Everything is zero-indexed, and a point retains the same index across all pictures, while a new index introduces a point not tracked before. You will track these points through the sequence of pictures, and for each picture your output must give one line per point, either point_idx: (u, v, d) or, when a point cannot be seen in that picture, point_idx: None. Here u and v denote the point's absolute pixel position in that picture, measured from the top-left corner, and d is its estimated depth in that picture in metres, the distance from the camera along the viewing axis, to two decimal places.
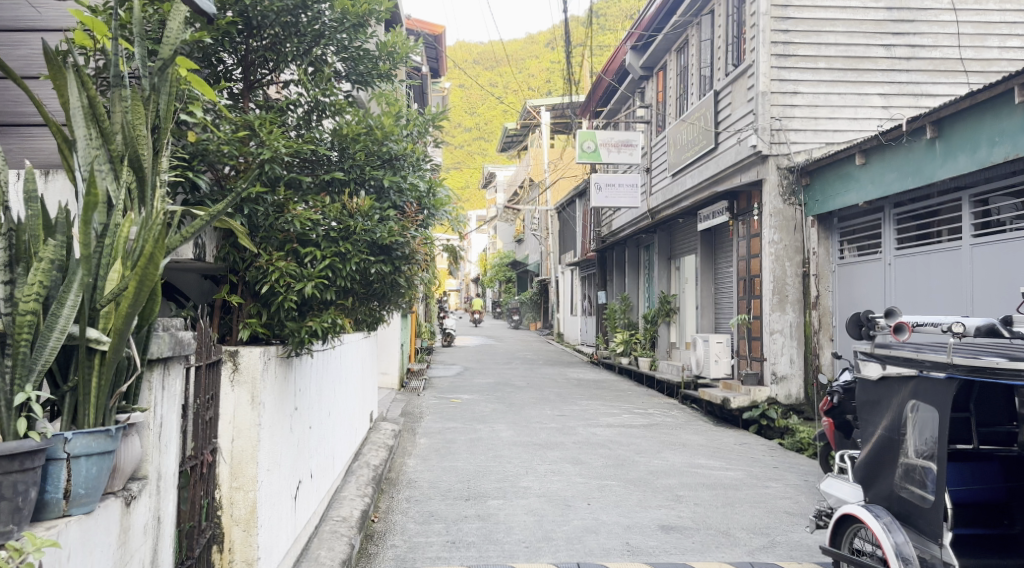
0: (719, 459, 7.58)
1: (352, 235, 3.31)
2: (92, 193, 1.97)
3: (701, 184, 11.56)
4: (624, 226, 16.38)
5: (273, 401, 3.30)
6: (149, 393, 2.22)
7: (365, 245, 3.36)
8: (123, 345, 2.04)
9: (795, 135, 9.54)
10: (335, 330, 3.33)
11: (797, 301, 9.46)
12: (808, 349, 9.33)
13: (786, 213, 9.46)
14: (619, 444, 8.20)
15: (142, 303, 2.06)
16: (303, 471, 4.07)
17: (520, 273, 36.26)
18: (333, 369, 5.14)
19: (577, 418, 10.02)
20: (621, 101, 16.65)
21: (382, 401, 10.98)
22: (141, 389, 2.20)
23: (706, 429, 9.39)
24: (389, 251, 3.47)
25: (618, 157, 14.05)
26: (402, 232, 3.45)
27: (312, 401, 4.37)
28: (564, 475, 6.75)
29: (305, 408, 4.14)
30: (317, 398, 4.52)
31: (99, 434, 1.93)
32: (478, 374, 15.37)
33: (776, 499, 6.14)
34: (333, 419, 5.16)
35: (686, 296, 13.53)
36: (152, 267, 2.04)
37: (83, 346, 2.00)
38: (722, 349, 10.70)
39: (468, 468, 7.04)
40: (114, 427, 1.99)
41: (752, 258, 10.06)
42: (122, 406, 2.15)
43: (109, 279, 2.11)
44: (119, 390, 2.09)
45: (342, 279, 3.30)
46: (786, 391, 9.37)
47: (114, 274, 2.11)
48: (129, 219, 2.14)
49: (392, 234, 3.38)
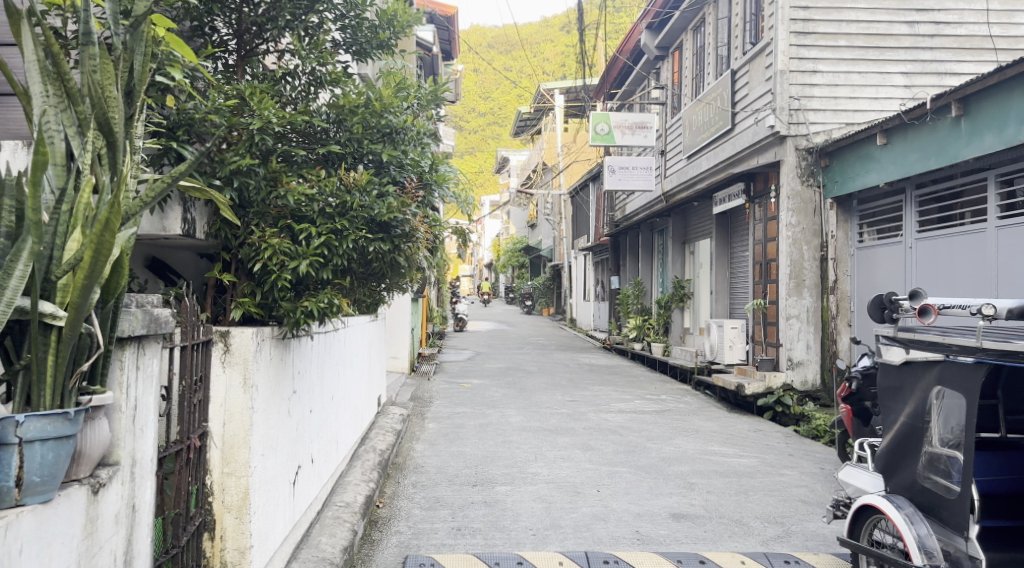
0: (733, 446, 7.41)
1: (350, 212, 3.17)
2: (41, 151, 1.88)
3: (717, 166, 11.34)
4: (638, 209, 16.15)
5: (267, 383, 3.17)
6: (119, 372, 2.09)
7: (363, 222, 3.22)
8: (81, 321, 1.91)
9: (815, 115, 9.29)
10: (332, 310, 3.20)
11: (814, 286, 9.30)
12: (826, 335, 9.16)
13: (804, 195, 9.28)
14: (631, 430, 8.05)
15: (101, 274, 1.93)
16: (303, 455, 3.96)
17: (534, 258, 36.08)
18: (337, 352, 5.02)
19: (588, 403, 9.88)
20: (636, 82, 16.35)
21: (391, 385, 10.88)
22: (110, 368, 2.06)
23: (720, 415, 9.23)
24: (388, 229, 3.33)
25: (633, 139, 13.86)
26: (401, 209, 3.31)
27: (314, 383, 4.26)
28: (573, 461, 6.61)
29: (306, 391, 4.02)
30: (318, 380, 4.38)
31: (56, 417, 1.80)
32: (490, 359, 15.26)
33: (791, 488, 5.98)
34: (337, 402, 5.07)
35: (701, 280, 13.34)
36: (109, 235, 1.91)
37: (37, 321, 1.88)
38: (736, 334, 10.52)
39: (477, 453, 6.92)
40: (74, 409, 1.86)
41: (769, 242, 9.83)
42: (85, 387, 2.01)
43: (67, 248, 2.01)
44: (80, 369, 1.96)
45: (339, 258, 3.16)
46: (802, 377, 9.24)
47: (73, 243, 2.00)
48: (90, 184, 2.04)
49: (391, 211, 3.24)
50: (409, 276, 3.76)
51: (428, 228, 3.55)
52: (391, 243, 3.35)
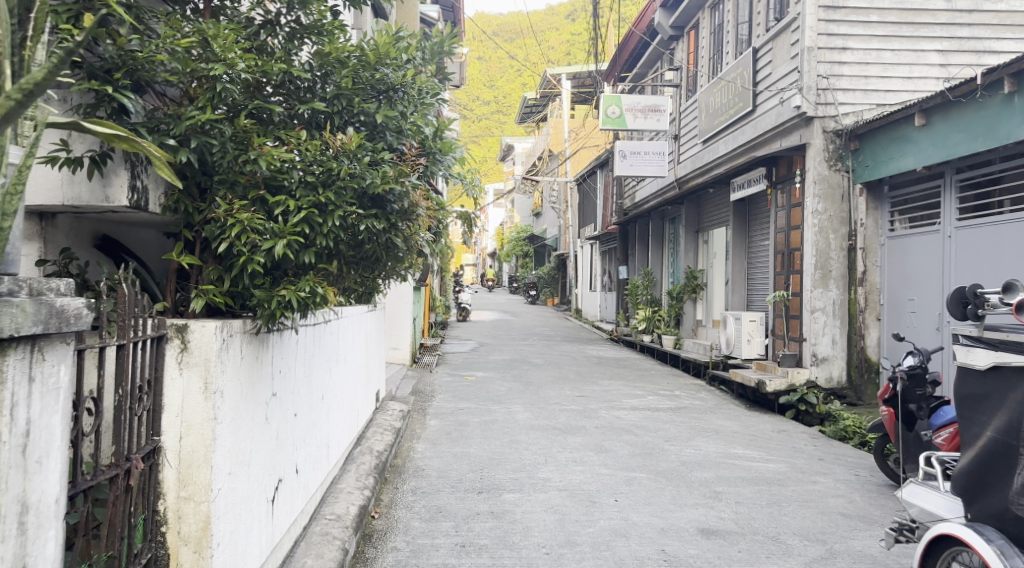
0: (758, 449, 6.88)
1: (337, 182, 2.63)
2: None
3: (736, 151, 10.78)
4: (649, 196, 15.59)
5: (234, 387, 2.63)
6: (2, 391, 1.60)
7: (353, 195, 2.68)
8: None
9: (844, 96, 8.73)
10: (316, 302, 2.66)
11: (841, 277, 8.75)
12: (853, 330, 8.71)
13: (831, 180, 8.72)
14: (647, 430, 7.52)
15: None
16: (286, 467, 3.44)
17: (538, 247, 35.51)
18: (327, 347, 4.49)
19: (598, 399, 9.34)
20: (649, 65, 15.77)
21: (391, 377, 10.36)
22: None
23: (739, 413, 8.69)
24: (382, 204, 2.80)
25: (645, 123, 13.30)
26: (398, 179, 2.79)
27: (300, 384, 3.74)
28: (587, 465, 6.08)
29: (290, 393, 3.50)
30: (305, 380, 3.86)
31: None
32: (494, 350, 14.75)
33: (827, 498, 5.46)
34: (328, 402, 4.55)
35: (715, 270, 12.78)
36: None
37: None
38: (755, 328, 9.97)
39: (482, 455, 6.39)
40: None
41: (793, 230, 9.27)
42: None
43: None
44: None
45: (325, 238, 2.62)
46: (827, 374, 8.71)
47: None
48: None
49: (386, 181, 2.72)
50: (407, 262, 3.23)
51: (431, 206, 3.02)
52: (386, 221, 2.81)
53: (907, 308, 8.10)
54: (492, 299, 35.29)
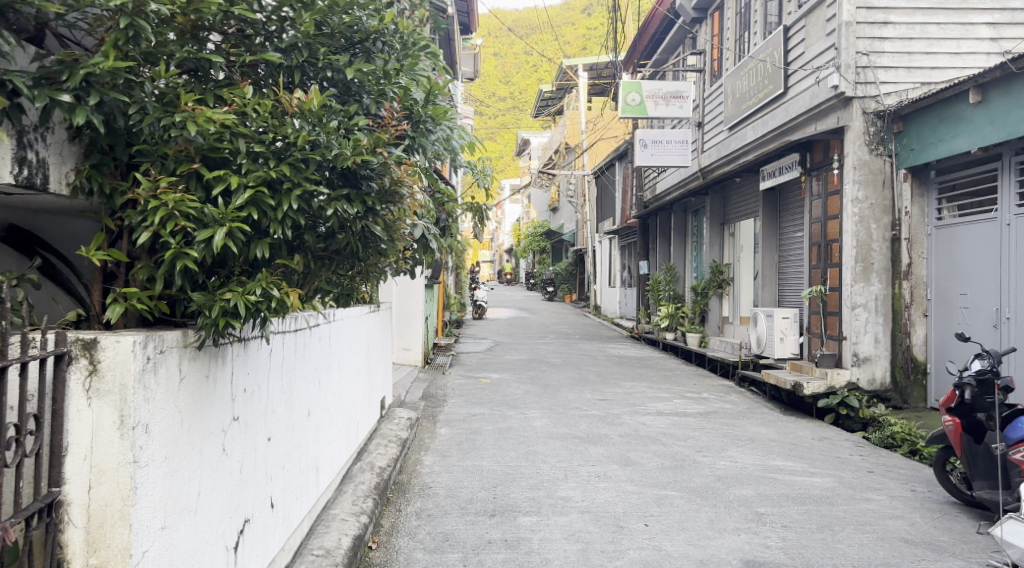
0: (800, 461, 6.25)
1: (292, 154, 2.16)
2: None
3: (766, 136, 10.15)
4: (671, 187, 14.94)
5: (168, 417, 2.06)
6: None
7: (314, 172, 2.22)
8: None
9: (885, 74, 8.07)
10: (275, 307, 2.13)
11: (884, 270, 8.10)
12: (897, 328, 8.05)
13: (872, 166, 8.05)
14: (676, 439, 6.91)
15: None
16: (257, 499, 2.91)
17: (556, 243, 34.83)
18: (315, 355, 3.92)
19: (622, 403, 8.72)
20: (670, 50, 15.08)
21: (401, 380, 9.78)
22: None
23: (774, 418, 8.04)
24: (354, 180, 2.35)
25: (667, 110, 12.65)
26: (374, 150, 2.34)
27: (277, 401, 3.20)
28: (611, 481, 5.48)
29: (263, 410, 2.98)
30: (285, 394, 3.34)
31: None
32: (511, 349, 14.14)
33: (886, 520, 4.83)
34: (317, 417, 3.98)
35: (743, 264, 12.12)
36: None
37: None
38: (789, 325, 9.37)
39: (496, 470, 5.81)
40: None
41: (830, 220, 8.61)
42: None
43: None
44: None
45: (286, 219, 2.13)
46: (870, 375, 8.08)
47: None
48: None
49: (359, 155, 2.26)
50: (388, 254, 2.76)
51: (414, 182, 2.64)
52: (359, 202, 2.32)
53: (958, 303, 7.44)
54: (509, 296, 34.78)
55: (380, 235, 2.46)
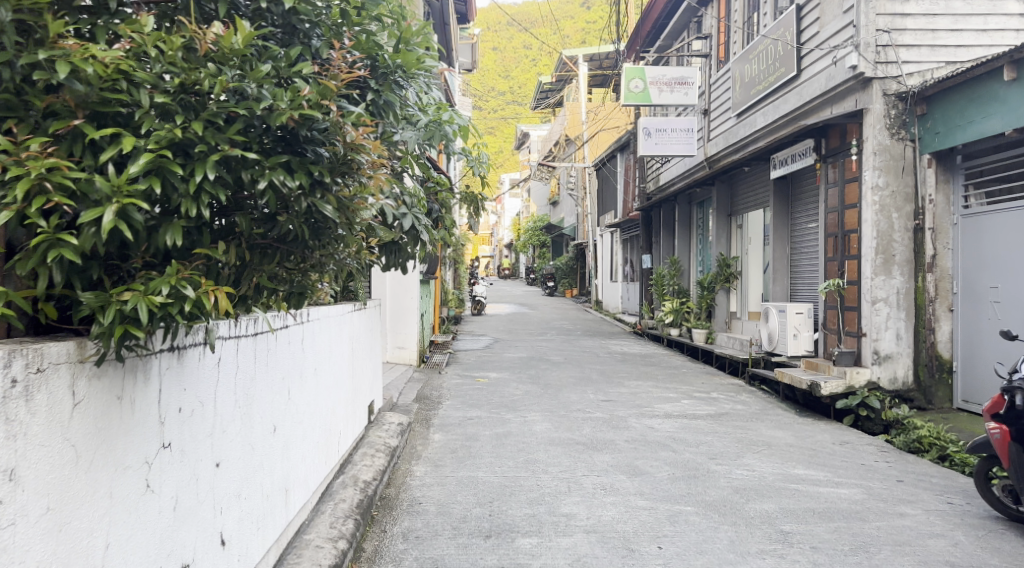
0: (824, 470, 5.76)
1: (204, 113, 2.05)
2: None
3: (777, 122, 9.66)
4: (675, 178, 14.45)
5: (49, 458, 1.63)
6: None
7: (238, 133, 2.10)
8: None
9: (908, 53, 7.58)
10: (194, 299, 1.70)
11: (906, 263, 7.60)
12: (921, 323, 7.56)
13: (893, 151, 7.56)
14: (688, 445, 6.42)
15: None
16: (205, 536, 2.45)
17: (556, 237, 34.31)
18: (283, 361, 3.42)
19: (627, 404, 8.24)
20: (673, 37, 14.55)
21: (394, 381, 9.29)
22: None
23: (790, 420, 7.55)
24: (297, 145, 2.27)
25: (671, 97, 12.17)
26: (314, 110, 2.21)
27: (233, 414, 2.73)
28: (619, 495, 4.99)
29: (214, 425, 2.52)
30: (245, 404, 2.87)
31: None
32: (510, 347, 13.64)
33: (926, 539, 4.33)
34: (288, 430, 3.50)
35: (752, 257, 11.63)
36: None
37: None
38: (803, 320, 8.88)
39: (492, 482, 5.32)
40: None
41: (847, 209, 8.13)
42: None
43: None
44: None
45: (213, 193, 2.00)
46: (891, 374, 7.58)
47: None
48: None
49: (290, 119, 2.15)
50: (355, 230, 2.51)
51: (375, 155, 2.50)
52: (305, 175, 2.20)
53: (987, 297, 6.94)
54: (509, 291, 34.30)
55: (329, 215, 2.29)
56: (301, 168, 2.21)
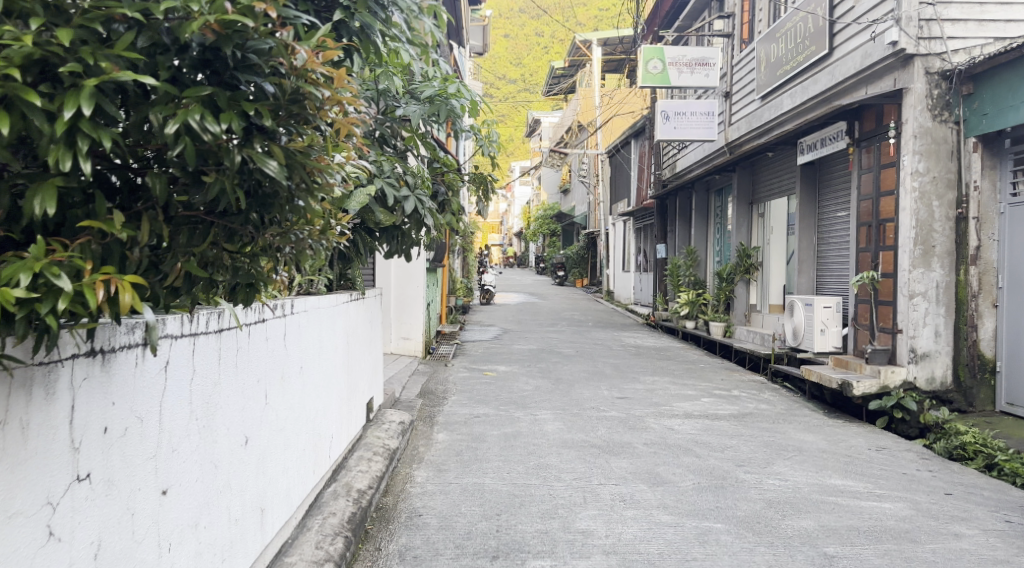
0: (863, 481, 5.26)
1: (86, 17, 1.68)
2: None
3: (805, 104, 9.15)
4: (693, 165, 13.92)
5: None
6: None
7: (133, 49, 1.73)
8: None
9: (953, 28, 7.05)
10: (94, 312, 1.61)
11: (947, 254, 7.05)
12: (961, 320, 7.00)
13: (935, 134, 7.01)
14: (712, 449, 5.92)
15: None
16: None
17: (567, 226, 33.77)
18: (257, 361, 2.93)
19: (644, 402, 7.75)
20: (693, 17, 13.98)
21: (397, 374, 8.82)
22: None
23: (819, 423, 7.05)
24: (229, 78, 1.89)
25: (691, 79, 11.66)
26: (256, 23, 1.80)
27: (187, 423, 2.28)
28: (641, 508, 4.51)
29: (157, 440, 2.06)
30: (203, 411, 2.40)
31: None
32: (519, 338, 13.16)
33: (990, 565, 3.83)
34: (264, 439, 3.02)
35: (775, 247, 11.10)
36: None
37: None
38: (831, 315, 8.40)
39: (500, 490, 4.84)
40: None
41: (883, 196, 7.60)
42: None
43: None
44: None
45: (92, 134, 1.66)
46: (929, 373, 7.05)
47: None
48: None
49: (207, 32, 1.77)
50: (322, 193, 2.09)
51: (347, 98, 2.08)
52: (228, 110, 1.82)
53: None
54: (518, 279, 33.87)
55: (272, 172, 1.87)
56: (225, 104, 1.83)
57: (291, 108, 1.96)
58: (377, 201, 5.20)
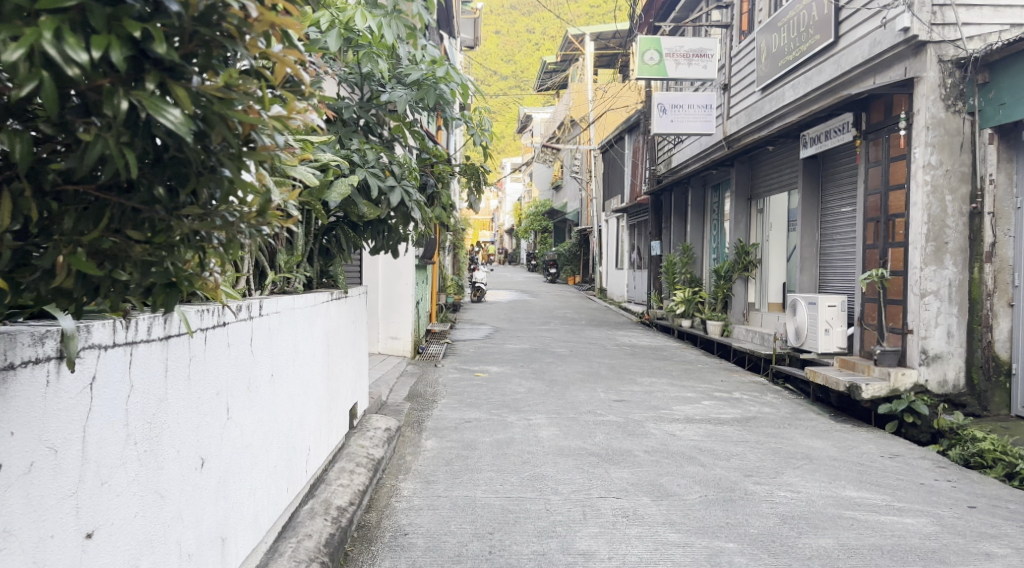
0: (880, 492, 4.93)
1: None
2: None
3: (809, 96, 8.84)
4: (689, 160, 13.60)
5: None
6: None
7: None
8: None
9: (968, 14, 6.73)
10: None
11: (960, 251, 6.73)
12: (975, 320, 6.69)
13: (948, 125, 6.71)
14: (717, 458, 5.58)
15: None
16: None
17: (559, 223, 33.47)
18: (215, 370, 2.56)
19: (642, 405, 7.41)
20: (690, 8, 13.63)
21: (385, 376, 8.45)
22: None
23: (826, 427, 6.73)
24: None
25: (689, 70, 11.32)
26: None
27: (125, 447, 1.92)
28: (644, 525, 4.17)
29: (79, 472, 1.72)
30: (147, 431, 2.05)
31: None
32: (511, 337, 12.82)
33: None
34: (225, 459, 2.66)
35: (775, 243, 10.78)
36: None
37: None
38: (836, 314, 8.08)
39: (493, 505, 4.48)
40: None
41: (892, 190, 7.28)
42: None
43: None
44: None
45: None
46: (940, 376, 6.73)
47: None
48: None
49: None
50: (252, 158, 1.70)
51: (285, 28, 1.67)
52: (105, 34, 1.44)
53: None
54: (509, 277, 33.58)
55: (172, 123, 1.49)
56: (103, 23, 1.44)
57: (200, 35, 1.57)
58: (361, 193, 4.83)
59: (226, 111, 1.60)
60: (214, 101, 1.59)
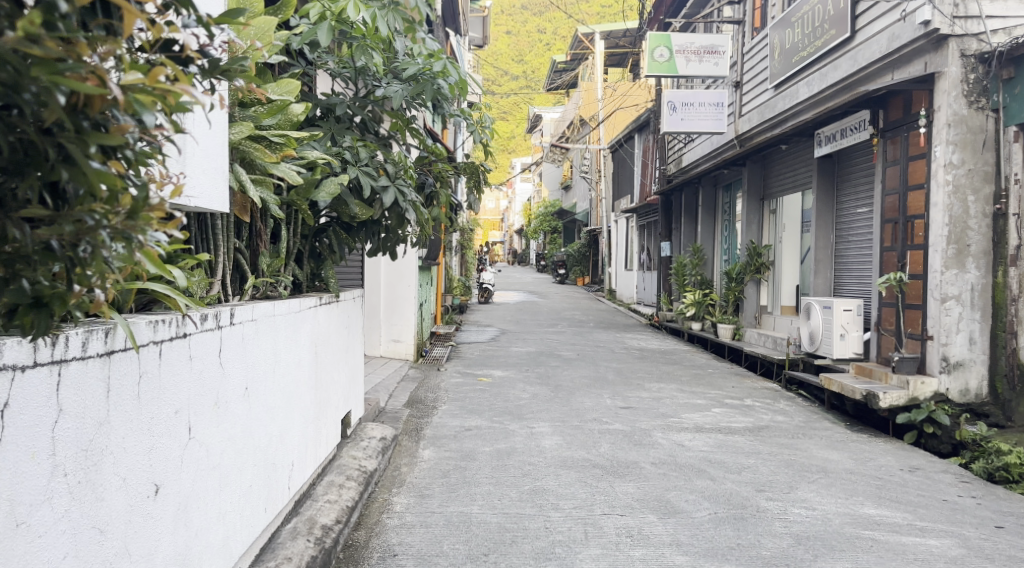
0: (900, 510, 4.65)
1: None
2: None
3: (824, 93, 8.56)
4: (700, 159, 13.31)
5: None
6: None
7: None
8: None
9: (993, 6, 6.43)
10: None
11: (983, 255, 6.44)
12: (999, 327, 6.38)
13: (971, 122, 6.40)
14: (728, 471, 5.32)
15: None
16: None
17: (569, 223, 33.20)
18: (172, 386, 2.34)
19: (650, 413, 7.15)
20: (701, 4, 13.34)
21: (385, 381, 8.22)
22: None
23: (842, 438, 6.45)
24: None
25: (699, 68, 11.04)
26: None
27: (47, 479, 1.72)
28: (650, 547, 3.91)
29: None
30: (83, 460, 1.84)
31: None
32: (517, 340, 12.56)
33: None
34: (186, 483, 2.44)
35: (788, 245, 10.49)
36: None
37: None
38: (852, 318, 7.80)
39: (489, 523, 4.23)
40: None
41: (911, 190, 6.99)
42: None
43: None
44: None
45: None
46: (962, 385, 6.44)
47: None
48: None
49: None
50: (96, 140, 1.47)
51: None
52: None
53: None
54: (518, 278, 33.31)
55: None
56: None
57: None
58: (352, 192, 4.61)
59: (47, 75, 1.37)
60: (34, 63, 1.38)
